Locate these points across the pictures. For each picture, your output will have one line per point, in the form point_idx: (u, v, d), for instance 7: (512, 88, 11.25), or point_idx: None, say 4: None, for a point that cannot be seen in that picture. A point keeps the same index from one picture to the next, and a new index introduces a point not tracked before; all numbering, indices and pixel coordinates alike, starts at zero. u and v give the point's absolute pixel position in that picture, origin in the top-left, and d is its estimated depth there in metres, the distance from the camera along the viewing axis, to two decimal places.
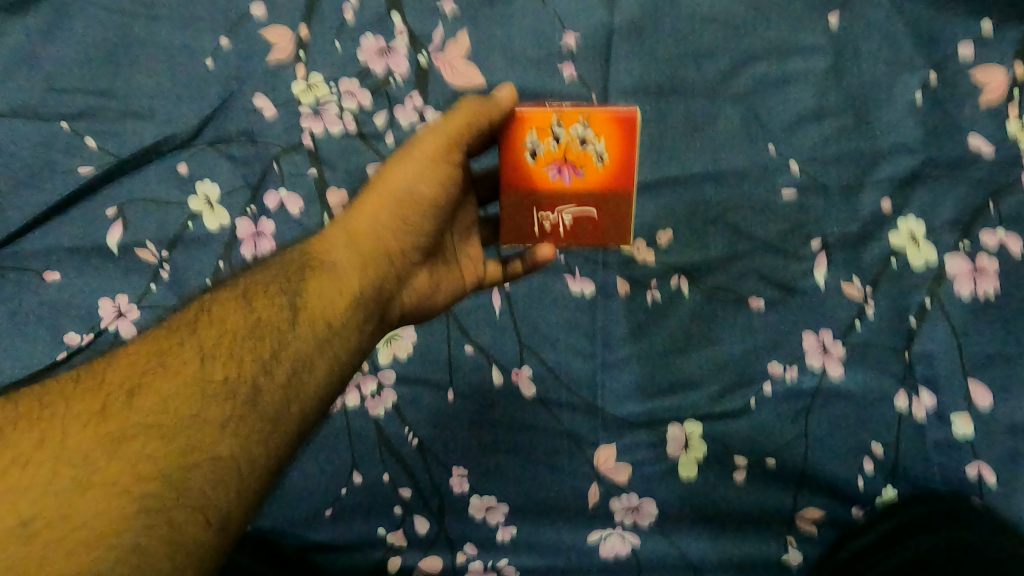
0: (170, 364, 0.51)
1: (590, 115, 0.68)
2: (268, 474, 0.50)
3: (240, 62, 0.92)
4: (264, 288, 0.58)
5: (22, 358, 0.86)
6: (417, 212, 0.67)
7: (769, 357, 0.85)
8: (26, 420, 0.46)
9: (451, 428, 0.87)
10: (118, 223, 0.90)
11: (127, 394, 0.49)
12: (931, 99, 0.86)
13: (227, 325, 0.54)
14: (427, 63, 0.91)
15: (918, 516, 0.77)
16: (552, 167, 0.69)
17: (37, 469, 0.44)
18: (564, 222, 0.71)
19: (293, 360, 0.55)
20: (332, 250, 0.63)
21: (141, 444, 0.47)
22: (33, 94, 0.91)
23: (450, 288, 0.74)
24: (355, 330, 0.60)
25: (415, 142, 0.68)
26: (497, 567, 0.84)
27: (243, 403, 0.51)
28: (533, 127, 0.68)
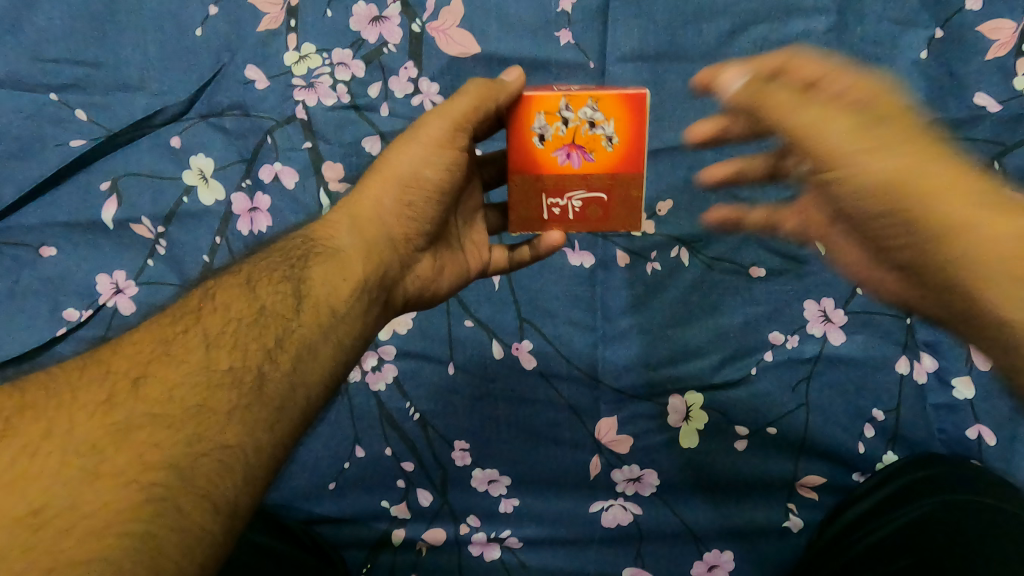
0: (175, 354, 0.50)
1: (600, 97, 0.66)
2: (274, 462, 0.49)
3: (231, 32, 0.90)
4: (270, 275, 0.58)
5: (22, 336, 0.86)
6: (421, 196, 0.67)
7: (769, 327, 0.85)
8: (33, 411, 0.45)
9: (453, 402, 0.87)
10: (112, 199, 0.89)
11: (132, 383, 0.48)
12: (936, 59, 0.84)
13: (232, 313, 0.54)
14: (420, 31, 0.89)
15: (917, 480, 0.76)
16: (561, 152, 0.68)
17: (44, 459, 0.43)
18: (572, 207, 0.70)
19: (298, 348, 0.54)
20: (337, 233, 0.64)
21: (148, 434, 0.45)
22: (20, 65, 0.90)
23: (453, 273, 0.73)
24: (359, 316, 0.60)
25: (419, 126, 0.68)
26: (500, 538, 0.85)
27: (249, 390, 0.50)
28: (541, 110, 0.67)
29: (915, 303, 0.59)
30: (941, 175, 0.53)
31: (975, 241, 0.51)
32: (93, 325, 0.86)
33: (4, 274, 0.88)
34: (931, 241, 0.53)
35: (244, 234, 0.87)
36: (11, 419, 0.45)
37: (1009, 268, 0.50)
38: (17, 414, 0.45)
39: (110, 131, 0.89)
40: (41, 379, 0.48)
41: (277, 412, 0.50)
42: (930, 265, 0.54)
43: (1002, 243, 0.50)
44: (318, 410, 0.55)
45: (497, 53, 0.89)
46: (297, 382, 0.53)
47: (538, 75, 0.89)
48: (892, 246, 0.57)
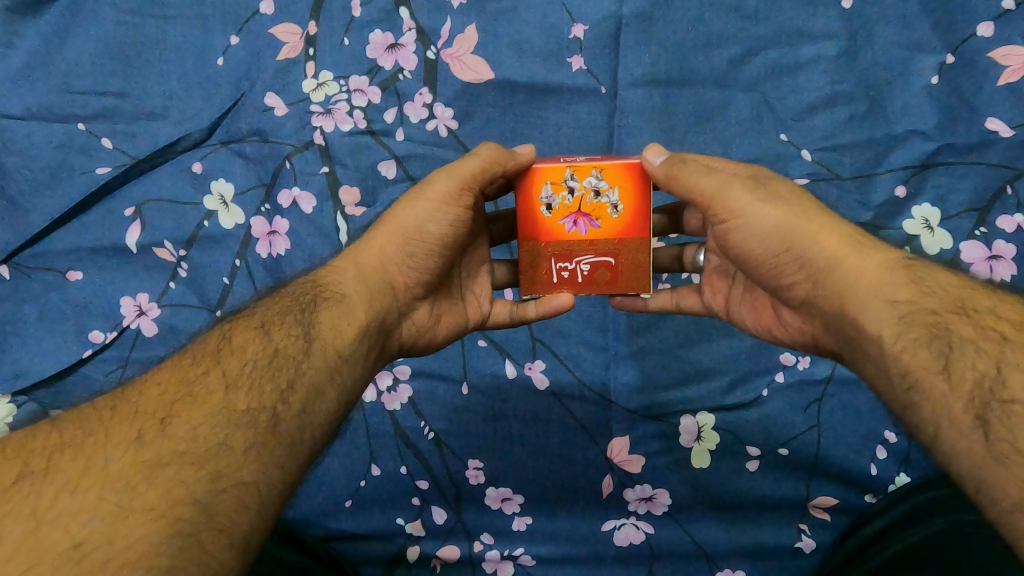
0: (198, 395, 0.53)
1: (603, 167, 0.71)
2: (286, 496, 0.52)
3: (252, 61, 0.92)
4: (283, 319, 0.61)
5: (50, 357, 0.89)
6: (423, 248, 0.70)
7: (781, 348, 0.85)
8: (73, 449, 0.48)
9: (467, 421, 0.88)
10: (137, 224, 0.91)
11: (159, 424, 0.51)
12: (947, 83, 0.85)
13: (248, 355, 0.57)
14: (435, 58, 0.91)
15: (917, 506, 0.75)
16: (568, 220, 0.73)
17: (84, 495, 0.46)
18: (582, 270, 0.74)
19: (307, 390, 0.57)
20: (342, 281, 0.66)
21: (174, 471, 0.48)
22: (50, 97, 0.92)
23: (453, 320, 0.76)
24: (359, 361, 0.63)
25: (429, 181, 0.71)
26: (514, 556, 0.85)
27: (264, 429, 0.52)
28: (548, 180, 0.72)
29: (813, 334, 0.68)
30: (822, 225, 0.64)
31: (849, 275, 0.61)
32: (117, 346, 0.89)
33: (33, 298, 0.91)
34: (820, 275, 0.63)
35: (263, 256, 0.90)
36: (53, 458, 0.48)
37: (879, 294, 0.59)
38: (59, 452, 0.48)
39: (134, 158, 0.92)
40: (79, 418, 0.51)
41: (288, 448, 0.53)
42: (819, 296, 0.64)
43: (867, 274, 0.61)
44: (324, 448, 0.58)
45: (510, 78, 0.90)
46: (306, 422, 0.55)
47: (551, 100, 0.91)
48: (792, 281, 0.66)
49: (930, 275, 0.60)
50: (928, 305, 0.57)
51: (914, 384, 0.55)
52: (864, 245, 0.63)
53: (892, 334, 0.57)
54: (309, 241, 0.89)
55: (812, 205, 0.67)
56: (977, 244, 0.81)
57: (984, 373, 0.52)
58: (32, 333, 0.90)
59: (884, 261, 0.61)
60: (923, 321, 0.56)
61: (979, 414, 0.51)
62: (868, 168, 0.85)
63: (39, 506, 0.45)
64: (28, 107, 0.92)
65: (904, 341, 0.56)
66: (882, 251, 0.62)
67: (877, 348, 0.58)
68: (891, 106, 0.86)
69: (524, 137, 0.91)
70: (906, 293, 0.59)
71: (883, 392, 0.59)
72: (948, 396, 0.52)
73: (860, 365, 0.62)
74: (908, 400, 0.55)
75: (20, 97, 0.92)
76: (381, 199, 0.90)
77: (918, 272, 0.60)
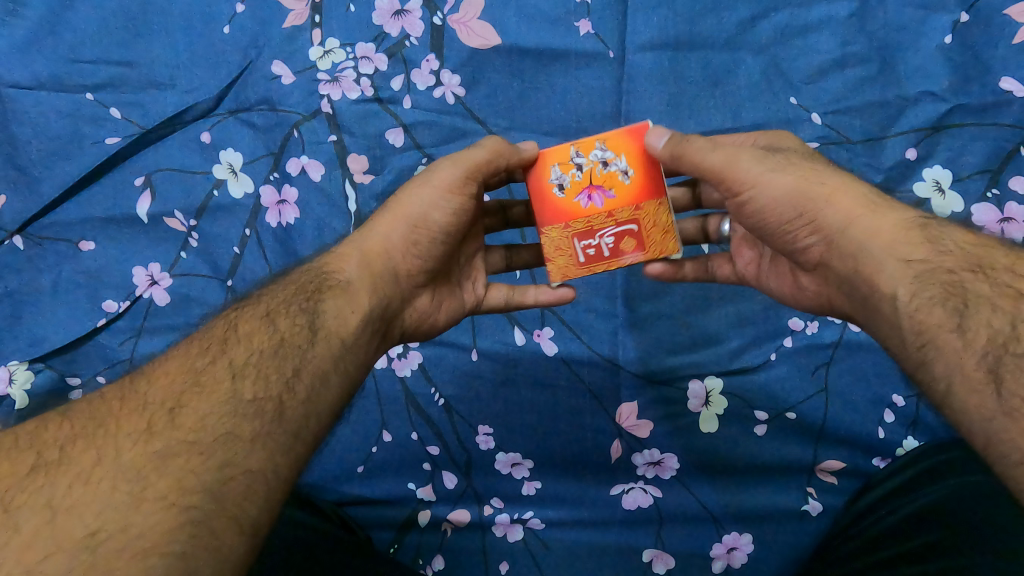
0: (206, 384, 0.53)
1: (606, 137, 0.70)
2: (289, 484, 0.52)
3: (259, 29, 0.93)
4: (288, 308, 0.61)
5: (64, 326, 0.90)
6: (427, 237, 0.69)
7: (789, 314, 0.86)
8: (85, 440, 0.48)
9: (477, 388, 0.90)
10: (147, 194, 0.92)
11: (169, 414, 0.50)
12: (960, 43, 0.84)
13: (255, 343, 0.57)
14: (442, 24, 0.90)
15: (920, 473, 0.75)
16: (582, 196, 0.70)
17: (97, 486, 0.45)
18: (607, 244, 0.71)
19: (312, 378, 0.56)
20: (346, 267, 0.66)
21: (185, 461, 0.48)
22: (60, 67, 0.93)
23: (451, 308, 0.76)
24: (361, 349, 0.62)
25: (433, 171, 0.70)
26: (523, 519, 0.86)
27: (270, 418, 0.52)
28: (555, 162, 0.71)
29: (829, 296, 0.68)
30: (835, 190, 0.63)
31: (863, 237, 0.61)
32: (130, 315, 0.90)
33: (46, 268, 0.92)
34: (834, 237, 0.63)
35: (273, 226, 0.90)
36: (65, 448, 0.47)
37: (894, 253, 0.59)
38: (72, 443, 0.48)
39: (142, 128, 0.93)
40: (89, 407, 0.50)
41: (293, 437, 0.53)
42: (835, 259, 0.64)
43: (882, 236, 0.60)
44: (328, 434, 0.58)
45: (518, 44, 0.90)
46: (311, 409, 0.55)
47: (558, 65, 0.90)
48: (806, 243, 0.65)
49: (946, 233, 0.59)
50: (945, 263, 0.56)
51: (929, 343, 0.54)
52: (881, 206, 0.62)
53: (908, 294, 0.56)
54: (319, 209, 0.89)
55: (825, 168, 0.66)
56: (989, 206, 0.80)
57: (998, 329, 0.51)
58: (47, 303, 0.91)
59: (900, 220, 0.60)
60: (939, 279, 0.56)
61: (992, 369, 0.50)
62: (878, 131, 0.84)
63: (54, 496, 0.45)
64: (37, 77, 0.93)
65: (919, 300, 0.56)
66: (897, 211, 0.61)
67: (892, 307, 0.58)
68: (903, 67, 0.85)
69: (531, 103, 0.90)
70: (922, 253, 0.58)
71: (898, 354, 0.59)
72: (961, 353, 0.52)
73: (876, 328, 0.61)
74: (922, 359, 0.55)
75: (29, 67, 0.93)
76: (389, 166, 0.90)
77: (934, 231, 0.59)
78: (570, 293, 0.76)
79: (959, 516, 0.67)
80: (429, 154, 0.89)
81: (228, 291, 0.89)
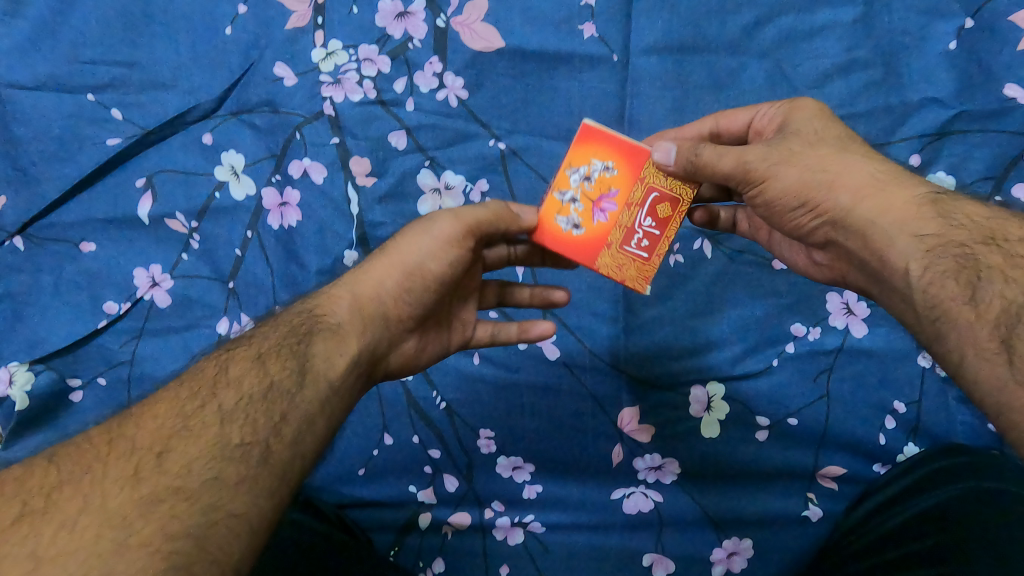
0: (193, 429, 0.52)
1: (567, 160, 0.70)
2: (272, 529, 0.51)
3: (261, 30, 0.92)
4: (279, 349, 0.60)
5: (65, 327, 0.90)
6: (421, 282, 0.68)
7: (792, 319, 0.86)
8: (71, 486, 0.47)
9: (478, 391, 0.89)
10: (148, 195, 0.92)
11: (156, 459, 0.50)
12: (965, 49, 0.84)
13: (244, 387, 0.56)
14: (445, 26, 0.90)
15: (918, 480, 0.76)
16: (597, 214, 0.69)
17: (81, 533, 0.45)
18: (649, 228, 0.70)
19: (299, 422, 0.56)
20: (337, 309, 0.65)
21: (170, 506, 0.47)
22: (61, 67, 0.93)
23: (436, 347, 0.75)
24: (347, 391, 0.62)
25: (433, 220, 0.70)
26: (524, 522, 0.86)
27: (257, 463, 0.51)
28: (555, 214, 0.70)
29: (842, 272, 0.68)
30: (842, 173, 0.62)
31: (872, 215, 0.59)
32: (132, 317, 0.90)
33: (47, 268, 0.91)
34: (838, 218, 0.61)
35: (274, 228, 0.90)
36: (51, 495, 0.47)
37: (904, 230, 0.57)
38: (57, 490, 0.47)
39: (144, 129, 0.92)
40: (74, 452, 0.50)
41: (279, 481, 0.52)
42: (843, 238, 0.62)
43: (894, 213, 0.58)
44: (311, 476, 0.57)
45: (522, 46, 0.90)
46: (298, 452, 0.55)
47: (562, 68, 0.90)
48: (811, 226, 0.64)
49: (957, 207, 0.58)
50: (958, 237, 0.56)
51: (943, 316, 0.54)
52: (888, 183, 0.60)
53: (921, 267, 0.56)
54: (321, 211, 0.89)
55: (830, 151, 0.64)
56: None
57: (1011, 299, 0.51)
58: (48, 304, 0.91)
59: (911, 198, 0.59)
60: (951, 252, 0.55)
61: (1005, 338, 0.50)
62: (882, 136, 0.84)
63: (38, 546, 0.44)
64: (38, 77, 0.93)
65: (932, 274, 0.55)
66: (908, 186, 0.60)
67: (904, 281, 0.57)
68: (908, 73, 0.85)
69: (534, 106, 0.90)
70: (933, 227, 0.57)
71: (913, 324, 0.58)
72: (973, 325, 0.52)
73: (891, 300, 0.61)
74: (936, 331, 0.55)
75: (30, 67, 0.93)
76: (391, 168, 0.89)
77: (945, 206, 0.58)
78: (552, 328, 0.78)
79: (964, 517, 0.67)
80: (432, 157, 0.89)
81: (230, 293, 0.89)
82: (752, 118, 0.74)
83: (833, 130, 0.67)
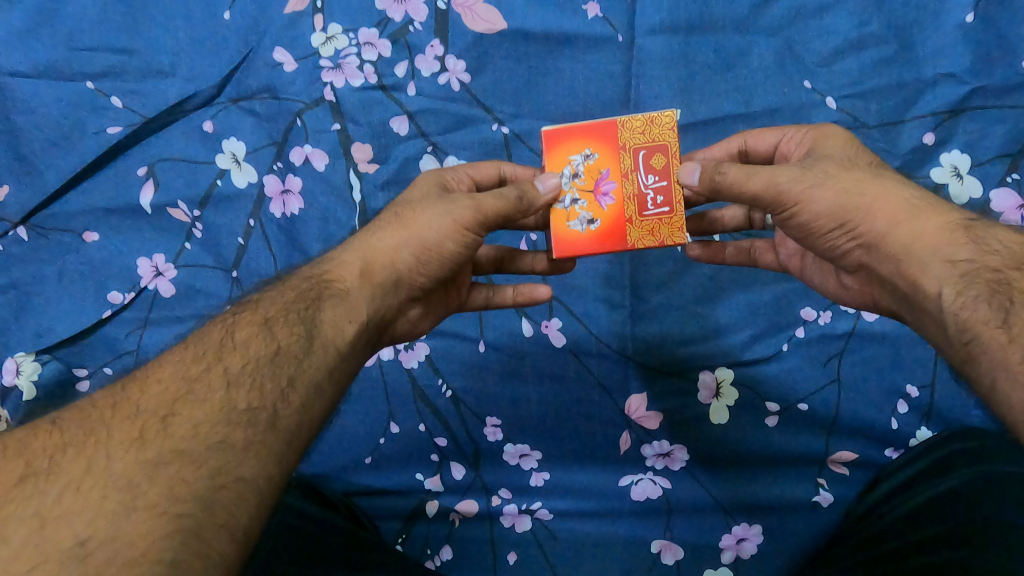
0: (199, 393, 0.51)
1: (549, 169, 0.69)
2: (280, 490, 0.51)
3: (260, 14, 0.91)
4: (286, 314, 0.58)
5: (70, 318, 0.90)
6: (438, 258, 0.66)
7: (802, 303, 0.85)
8: (75, 449, 0.47)
9: (484, 379, 0.89)
10: (150, 184, 0.91)
11: (161, 422, 0.49)
12: (981, 22, 0.81)
13: (251, 351, 0.55)
14: (446, 8, 0.89)
15: (933, 464, 0.75)
16: (601, 199, 0.68)
17: (87, 495, 0.44)
18: (654, 186, 0.68)
19: (307, 388, 0.55)
20: (348, 274, 0.63)
21: (176, 469, 0.47)
22: (60, 56, 0.92)
23: (438, 311, 0.75)
24: (355, 358, 0.61)
25: (458, 197, 0.66)
26: (531, 510, 0.86)
27: (264, 428, 0.51)
28: (563, 220, 0.68)
29: (875, 296, 0.66)
30: (879, 197, 0.59)
31: (906, 241, 0.57)
32: (136, 307, 0.89)
33: (51, 259, 0.91)
34: (874, 241, 0.59)
35: (277, 216, 0.89)
36: (54, 457, 0.46)
37: (938, 254, 0.55)
38: (61, 452, 0.47)
39: (143, 117, 0.91)
40: (78, 416, 0.49)
41: (286, 446, 0.51)
42: (876, 262, 0.60)
43: (926, 239, 0.56)
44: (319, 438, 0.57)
45: (525, 27, 0.88)
46: (305, 417, 0.54)
47: (566, 49, 0.88)
48: (845, 248, 0.62)
49: (992, 233, 0.56)
50: (990, 263, 0.53)
51: (973, 340, 0.52)
52: (924, 207, 0.58)
53: (952, 293, 0.54)
54: (324, 199, 0.88)
55: (865, 173, 0.61)
56: (1009, 192, 0.78)
57: None
58: (52, 295, 0.90)
59: (945, 222, 0.57)
60: (984, 278, 0.53)
61: None
62: (895, 115, 0.82)
63: (43, 505, 0.43)
64: (37, 67, 0.92)
65: (964, 298, 0.53)
66: (942, 211, 0.58)
67: (936, 305, 0.55)
68: (922, 49, 0.82)
69: (538, 89, 0.88)
70: (967, 253, 0.55)
71: (944, 348, 0.56)
72: (1005, 350, 0.50)
73: (923, 324, 0.59)
74: (967, 355, 0.53)
75: (29, 56, 0.92)
76: (394, 154, 0.88)
77: (980, 232, 0.56)
78: (547, 293, 0.77)
79: (983, 502, 0.66)
80: (434, 142, 0.88)
81: (233, 282, 0.88)
82: (779, 140, 0.71)
83: (864, 157, 0.64)
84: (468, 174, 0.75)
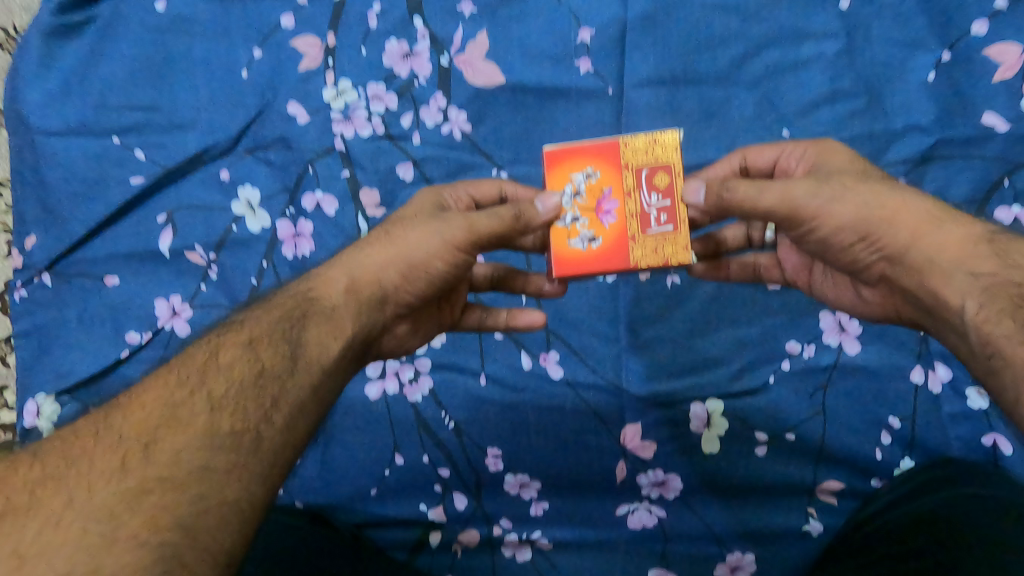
0: (182, 417, 0.54)
1: (551, 188, 0.74)
2: (263, 510, 0.55)
3: (276, 72, 0.98)
4: (271, 334, 0.62)
5: (89, 357, 0.93)
6: (422, 278, 0.70)
7: (787, 337, 0.90)
8: (55, 482, 0.50)
9: (485, 412, 0.92)
10: (168, 230, 0.96)
11: (143, 449, 0.52)
12: (944, 78, 0.88)
13: (236, 373, 0.59)
14: (448, 65, 0.95)
15: (921, 483, 0.78)
16: (603, 218, 0.73)
17: (66, 529, 0.47)
18: (655, 204, 0.73)
19: (291, 408, 0.59)
20: (334, 292, 0.68)
21: (158, 497, 0.50)
22: (88, 113, 0.99)
23: (428, 328, 0.79)
24: (340, 373, 0.66)
25: (445, 220, 0.70)
26: (531, 539, 0.89)
27: (247, 451, 0.54)
28: (566, 237, 0.73)
29: (894, 307, 0.70)
30: (900, 210, 0.64)
31: (930, 253, 0.62)
32: (152, 346, 0.93)
33: (73, 301, 0.96)
34: (897, 254, 0.64)
35: (289, 258, 0.93)
36: (34, 492, 0.49)
37: (961, 268, 0.60)
38: (42, 485, 0.50)
39: (164, 167, 0.97)
40: (58, 447, 0.52)
41: (269, 467, 0.55)
42: (897, 275, 0.65)
43: (948, 253, 0.61)
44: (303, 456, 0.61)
45: (522, 82, 0.95)
46: (289, 437, 0.58)
47: (560, 102, 0.94)
48: (868, 260, 0.67)
49: (1013, 247, 0.60)
50: (1013, 276, 0.58)
51: (996, 352, 0.56)
52: (945, 221, 0.63)
53: (976, 306, 0.58)
54: (333, 241, 0.93)
55: (882, 186, 0.66)
56: None
57: None
58: (73, 335, 0.95)
59: (966, 235, 0.62)
60: (1008, 292, 0.57)
61: None
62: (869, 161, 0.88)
63: (22, 542, 0.46)
64: (67, 123, 0.99)
65: (987, 312, 0.57)
66: (963, 224, 0.63)
67: (959, 318, 0.60)
68: (890, 101, 0.89)
69: (535, 138, 0.94)
70: (989, 266, 0.59)
71: (966, 357, 0.61)
72: None
73: (944, 333, 0.64)
74: (990, 365, 0.57)
75: (60, 114, 0.99)
76: (400, 199, 0.94)
77: (1002, 246, 0.61)
78: (541, 319, 0.83)
79: (969, 519, 0.69)
80: None
81: None
82: (778, 157, 0.76)
83: (877, 170, 0.70)
84: (466, 193, 0.80)
